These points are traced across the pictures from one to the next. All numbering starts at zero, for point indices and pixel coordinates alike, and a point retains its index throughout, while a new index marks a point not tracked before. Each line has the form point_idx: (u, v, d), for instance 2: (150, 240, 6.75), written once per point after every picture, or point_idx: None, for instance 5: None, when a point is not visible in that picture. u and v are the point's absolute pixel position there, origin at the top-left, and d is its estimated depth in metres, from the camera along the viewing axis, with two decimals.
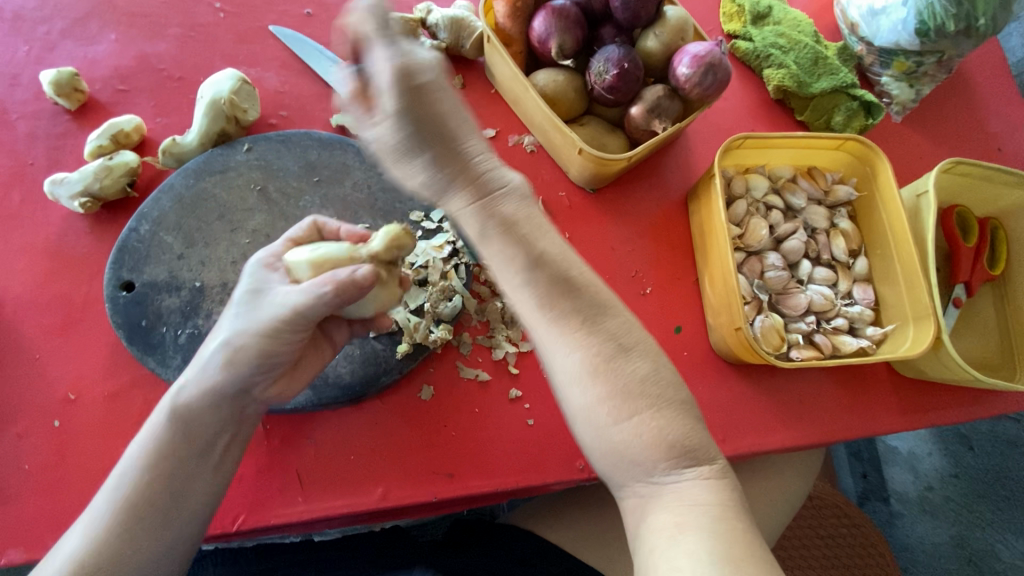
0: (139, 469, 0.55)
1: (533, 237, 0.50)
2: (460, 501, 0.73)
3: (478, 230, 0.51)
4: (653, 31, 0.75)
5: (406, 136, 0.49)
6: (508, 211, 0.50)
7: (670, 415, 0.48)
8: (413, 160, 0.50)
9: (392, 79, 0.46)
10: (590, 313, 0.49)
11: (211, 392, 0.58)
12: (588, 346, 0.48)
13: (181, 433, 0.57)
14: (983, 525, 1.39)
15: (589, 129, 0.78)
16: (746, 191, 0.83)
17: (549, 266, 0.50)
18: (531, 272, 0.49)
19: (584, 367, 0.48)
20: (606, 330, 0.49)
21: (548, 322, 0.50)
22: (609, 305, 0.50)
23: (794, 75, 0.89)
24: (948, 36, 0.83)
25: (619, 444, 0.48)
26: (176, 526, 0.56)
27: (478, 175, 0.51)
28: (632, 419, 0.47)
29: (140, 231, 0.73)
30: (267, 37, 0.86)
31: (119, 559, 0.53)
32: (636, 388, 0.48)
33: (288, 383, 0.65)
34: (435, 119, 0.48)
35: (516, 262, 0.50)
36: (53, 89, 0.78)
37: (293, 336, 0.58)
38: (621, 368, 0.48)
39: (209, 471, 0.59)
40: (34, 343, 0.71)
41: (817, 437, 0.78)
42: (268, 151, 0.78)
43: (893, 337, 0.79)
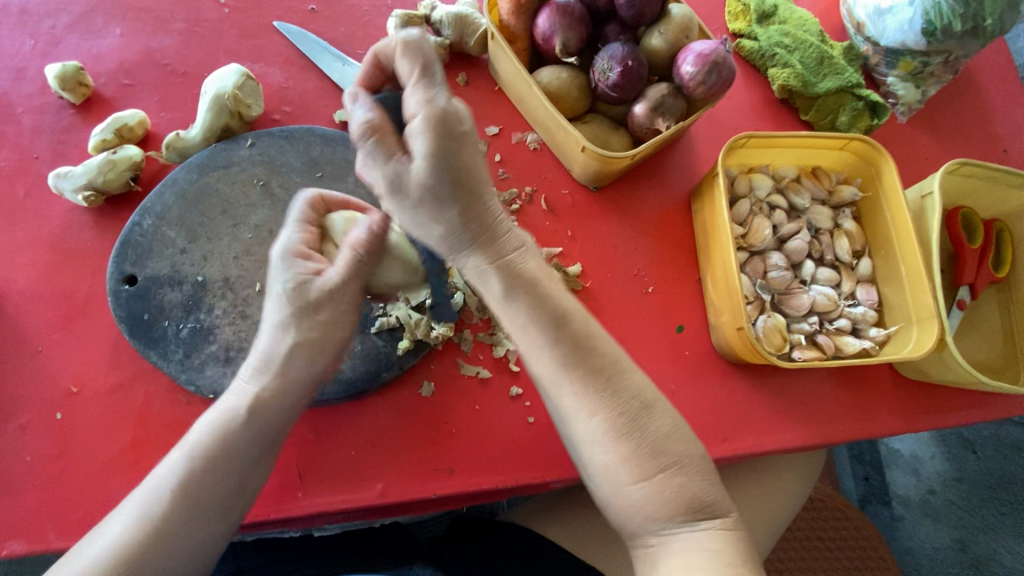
0: (195, 458, 0.57)
1: (553, 304, 0.56)
2: (460, 498, 0.73)
3: (502, 291, 0.57)
4: (658, 29, 0.75)
5: (433, 185, 0.51)
6: (529, 277, 0.57)
7: (687, 470, 0.53)
8: (439, 211, 0.53)
9: (427, 124, 0.49)
10: (612, 377, 0.55)
11: (275, 386, 0.60)
12: (610, 410, 0.53)
13: (250, 430, 0.59)
14: (985, 529, 1.38)
15: (592, 127, 0.78)
16: (750, 190, 0.82)
17: (572, 332, 0.55)
18: (555, 338, 0.55)
19: (607, 428, 0.53)
20: (629, 393, 0.54)
21: (572, 387, 0.54)
22: (625, 363, 0.56)
23: (799, 75, 0.89)
24: (955, 36, 0.82)
25: (637, 498, 0.53)
26: (229, 516, 0.58)
27: (501, 243, 0.57)
28: (655, 477, 0.52)
29: (144, 225, 0.73)
30: (271, 33, 0.87)
31: (176, 548, 0.54)
32: (658, 448, 0.53)
33: (336, 366, 0.67)
34: (462, 170, 0.52)
35: (541, 328, 0.55)
36: (59, 83, 0.78)
37: (341, 314, 0.63)
38: (643, 429, 0.53)
39: (265, 462, 0.61)
40: (37, 335, 0.72)
41: (819, 438, 0.78)
42: (271, 146, 0.78)
43: (897, 338, 0.78)
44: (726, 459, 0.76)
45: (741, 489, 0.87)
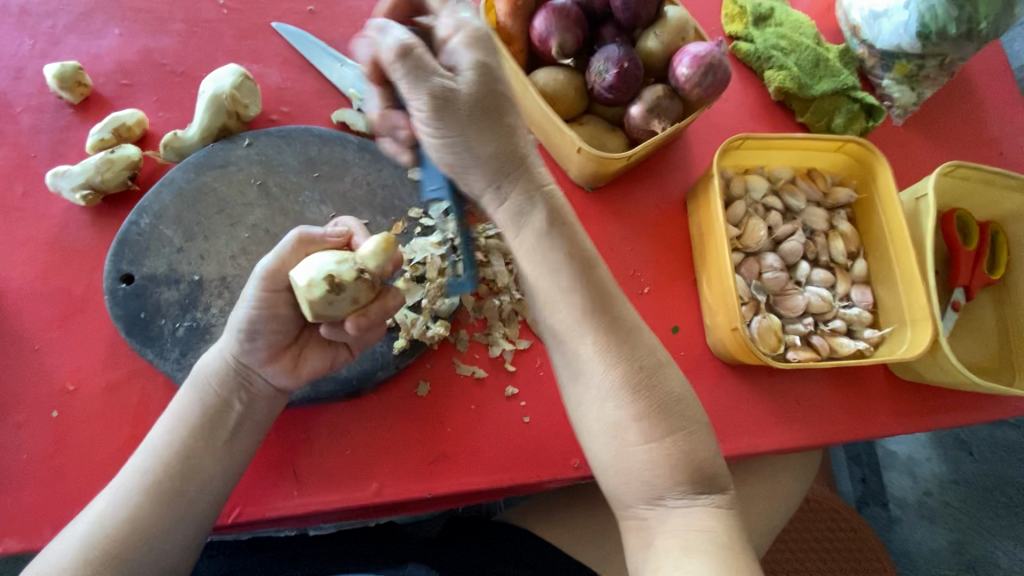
0: (165, 437, 0.61)
1: (583, 255, 0.56)
2: (455, 498, 0.73)
3: (541, 227, 0.56)
4: (653, 31, 0.75)
5: (482, 94, 0.53)
6: (562, 224, 0.57)
7: (692, 435, 0.54)
8: (483, 124, 0.54)
9: (468, 40, 0.53)
10: (629, 332, 0.56)
11: (223, 366, 0.64)
12: (626, 363, 0.54)
13: (202, 403, 0.63)
14: (981, 531, 1.38)
15: (588, 128, 0.78)
16: (745, 192, 0.82)
17: (595, 280, 0.56)
18: (583, 284, 0.55)
19: (621, 383, 0.54)
20: (645, 350, 0.56)
21: (594, 338, 0.55)
22: (641, 321, 0.58)
23: (795, 77, 0.90)
24: (950, 39, 0.83)
25: (640, 462, 0.53)
26: (184, 501, 0.58)
27: (538, 175, 0.58)
28: (663, 440, 0.53)
29: (141, 224, 0.74)
30: (269, 33, 0.87)
31: (130, 526, 0.56)
32: (668, 410, 0.54)
33: (290, 366, 0.66)
34: (502, 85, 0.55)
35: (569, 272, 0.56)
36: (57, 83, 0.78)
37: (275, 299, 0.63)
38: (655, 389, 0.54)
39: (221, 443, 0.62)
40: (34, 334, 0.72)
41: (813, 438, 0.78)
42: (268, 146, 0.79)
43: (891, 339, 0.78)
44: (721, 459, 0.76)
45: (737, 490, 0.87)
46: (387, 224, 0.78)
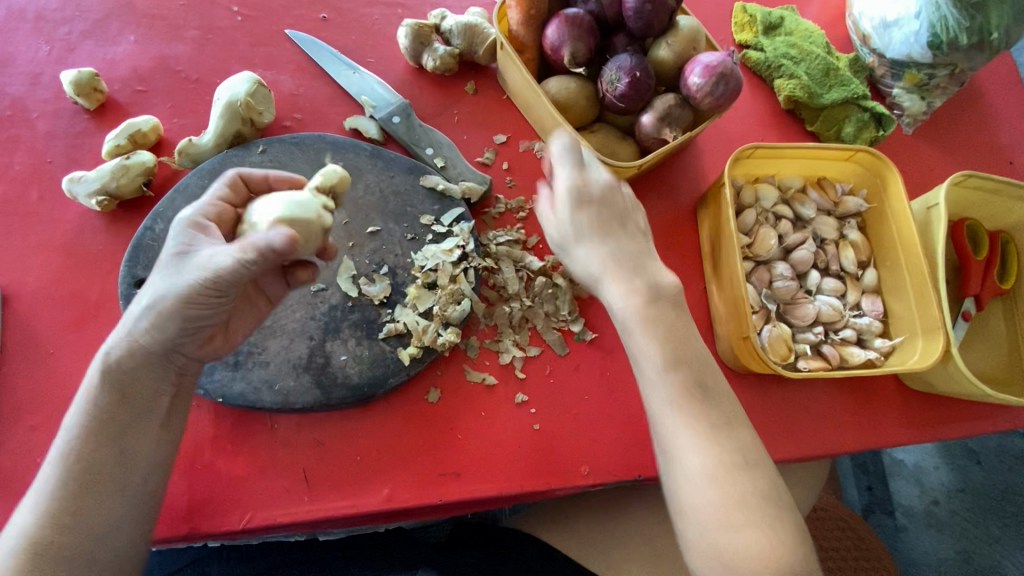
0: (86, 429, 0.57)
1: (681, 349, 0.59)
2: (466, 504, 0.73)
3: (632, 319, 0.59)
4: (665, 40, 0.76)
5: (603, 200, 0.63)
6: (649, 312, 0.59)
7: (779, 523, 0.55)
8: (599, 224, 0.62)
9: (568, 161, 0.63)
10: (723, 426, 0.58)
11: (141, 352, 0.58)
12: (715, 452, 0.56)
13: (125, 394, 0.58)
14: (990, 541, 1.37)
15: (599, 136, 0.78)
16: (756, 200, 0.82)
17: (688, 377, 0.59)
18: (676, 379, 0.58)
19: (709, 469, 0.56)
20: (735, 445, 0.57)
21: (687, 425, 0.57)
22: (743, 418, 0.60)
23: (805, 86, 0.90)
24: (961, 49, 0.83)
25: (724, 548, 0.54)
26: (131, 490, 0.57)
27: (648, 270, 0.61)
28: (745, 531, 0.54)
29: (155, 230, 0.74)
30: (283, 40, 0.88)
31: (76, 526, 0.54)
32: (750, 502, 0.55)
33: (220, 341, 0.64)
34: (610, 195, 0.63)
35: (659, 365, 0.59)
36: (73, 89, 0.79)
37: (218, 300, 0.58)
38: (741, 481, 0.56)
39: (156, 428, 0.60)
40: (49, 337, 0.72)
41: (823, 447, 0.78)
42: (282, 153, 0.79)
43: (902, 349, 0.78)
44: None
45: None
46: (399, 231, 0.79)
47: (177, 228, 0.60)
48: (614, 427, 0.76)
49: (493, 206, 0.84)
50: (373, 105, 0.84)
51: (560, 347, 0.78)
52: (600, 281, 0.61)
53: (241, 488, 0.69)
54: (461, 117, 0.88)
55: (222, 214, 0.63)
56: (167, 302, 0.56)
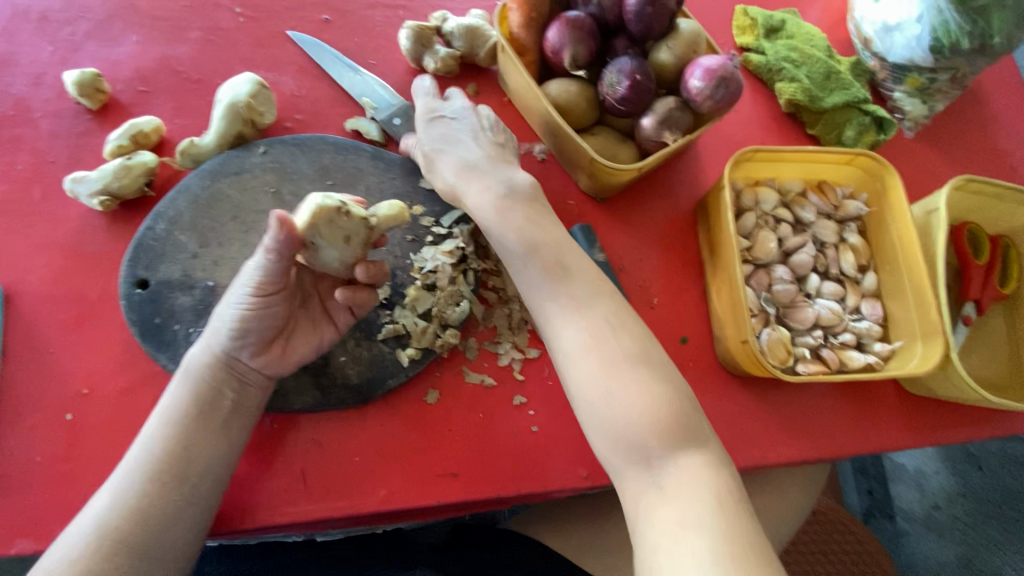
0: (163, 427, 0.63)
1: (549, 245, 0.68)
2: (463, 506, 0.74)
3: (515, 230, 0.69)
4: (666, 44, 0.76)
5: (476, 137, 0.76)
6: (535, 244, 0.68)
7: (664, 394, 0.61)
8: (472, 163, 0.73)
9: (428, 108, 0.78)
10: (613, 326, 0.64)
11: (213, 359, 0.66)
12: (598, 339, 0.63)
13: (196, 393, 0.65)
14: (991, 546, 1.37)
15: (599, 139, 0.79)
16: (756, 203, 0.82)
17: (571, 278, 0.67)
18: (567, 286, 0.66)
19: (599, 358, 0.62)
20: (627, 336, 0.64)
21: (584, 329, 0.64)
22: (630, 317, 0.66)
23: (806, 89, 0.90)
24: (963, 53, 0.83)
25: (621, 421, 0.60)
26: (189, 487, 0.62)
27: (516, 184, 0.73)
28: (637, 398, 0.60)
29: (156, 230, 0.75)
30: (284, 42, 0.88)
31: (140, 516, 0.59)
32: (645, 380, 0.61)
33: (278, 355, 0.68)
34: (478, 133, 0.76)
35: (543, 271, 0.67)
36: (76, 89, 0.79)
37: (268, 304, 0.65)
38: (634, 367, 0.62)
39: (218, 433, 0.65)
40: (50, 337, 0.73)
41: (822, 451, 0.78)
42: (283, 154, 0.80)
43: (901, 354, 0.78)
44: None
45: None
46: (398, 232, 0.79)
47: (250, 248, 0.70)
48: None
49: None
50: (373, 107, 0.84)
51: None
52: (482, 209, 0.71)
53: (240, 488, 0.69)
54: None
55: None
56: (233, 311, 0.65)
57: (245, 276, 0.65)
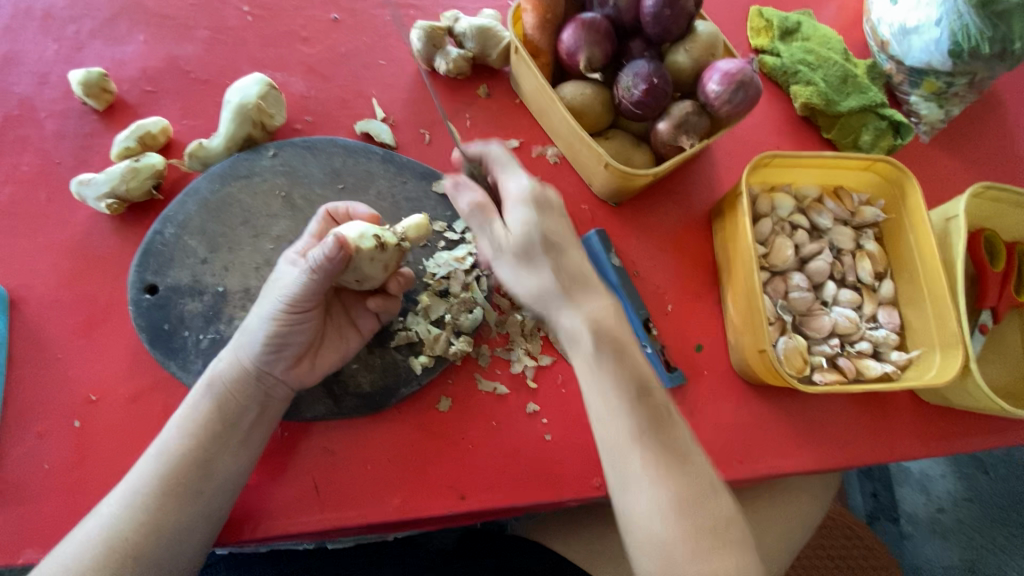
0: (181, 436, 0.63)
1: (635, 382, 0.56)
2: (476, 515, 0.73)
3: (593, 360, 0.56)
4: (683, 47, 0.75)
5: (531, 238, 0.57)
6: (613, 342, 0.56)
7: (730, 546, 0.53)
8: (532, 263, 0.57)
9: (529, 198, 0.59)
10: (682, 458, 0.55)
11: (240, 369, 0.65)
12: (677, 485, 0.54)
13: (218, 403, 0.64)
14: (995, 550, 1.37)
15: (615, 143, 0.77)
16: (772, 209, 0.81)
17: (650, 404, 0.56)
18: (633, 409, 0.55)
19: (647, 465, 0.54)
20: (696, 475, 0.55)
21: (642, 454, 0.55)
22: (695, 447, 0.57)
23: (822, 93, 0.89)
24: (982, 58, 0.82)
25: (663, 543, 0.53)
26: (203, 500, 0.61)
27: (584, 305, 0.57)
28: (688, 539, 0.53)
29: (165, 234, 0.73)
30: (294, 42, 0.87)
31: (151, 525, 0.58)
32: (703, 528, 0.53)
33: (307, 370, 0.68)
34: (547, 234, 0.58)
35: (621, 394, 0.55)
36: (82, 89, 0.78)
37: (300, 319, 0.65)
38: (702, 507, 0.54)
39: (235, 445, 0.64)
40: (57, 342, 0.72)
41: (837, 461, 0.77)
42: (294, 157, 0.78)
43: (918, 363, 0.77)
44: (743, 479, 0.75)
45: (758, 510, 0.85)
46: None
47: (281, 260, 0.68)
48: None
49: None
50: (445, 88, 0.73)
51: None
52: (552, 305, 0.57)
53: (251, 496, 0.68)
54: (473, 121, 0.86)
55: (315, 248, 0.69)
56: (263, 325, 0.64)
57: (280, 291, 0.64)
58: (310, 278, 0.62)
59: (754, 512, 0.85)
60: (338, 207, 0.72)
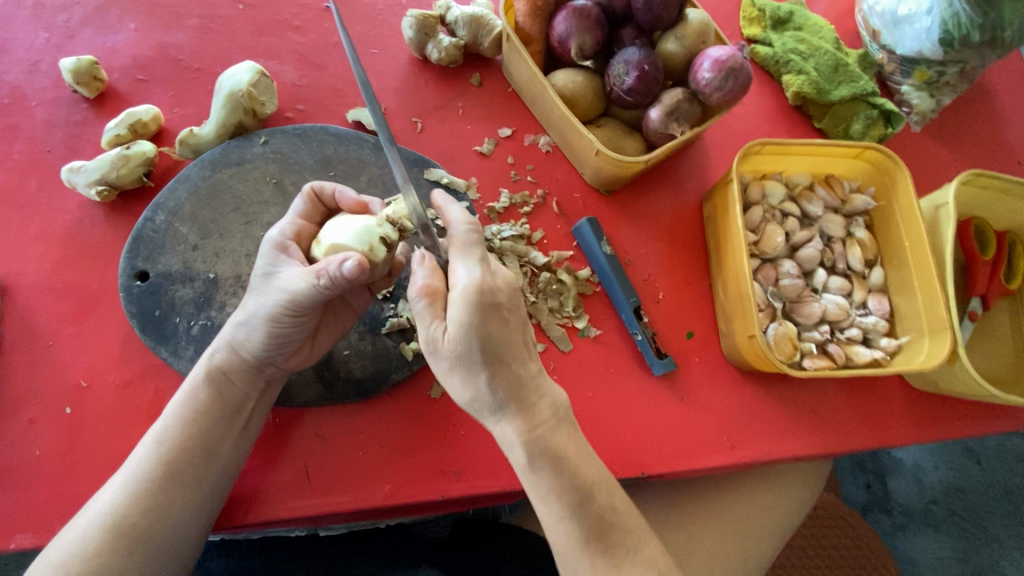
0: (179, 426, 0.62)
1: (577, 490, 0.58)
2: (468, 501, 0.73)
3: (532, 460, 0.57)
4: (674, 34, 0.75)
5: (465, 349, 0.53)
6: (550, 457, 0.57)
7: None
8: (473, 370, 0.55)
9: (463, 298, 0.53)
10: (629, 550, 0.59)
11: (239, 359, 0.64)
12: None
13: (219, 394, 0.64)
14: (989, 540, 1.38)
15: (606, 130, 0.77)
16: (763, 197, 0.82)
17: (591, 506, 0.58)
18: (575, 513, 0.58)
19: (592, 563, 0.58)
20: (645, 566, 0.59)
21: (591, 560, 0.58)
22: (640, 539, 0.60)
23: (814, 81, 0.89)
24: (973, 46, 0.82)
25: None
26: (206, 487, 0.62)
27: (530, 409, 0.57)
28: None
29: (156, 221, 0.73)
30: (286, 31, 0.86)
31: (154, 512, 0.59)
32: None
33: (306, 354, 0.68)
34: (488, 336, 0.53)
35: (564, 500, 0.57)
36: (73, 77, 0.78)
37: (300, 321, 0.62)
38: None
39: (236, 434, 0.65)
40: (48, 329, 0.72)
41: (826, 446, 0.78)
42: (285, 144, 0.78)
43: (908, 349, 0.78)
44: (732, 466, 0.76)
45: (748, 496, 0.86)
46: None
47: (267, 247, 0.63)
48: (616, 425, 0.75)
49: (496, 201, 0.83)
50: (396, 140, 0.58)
51: (564, 344, 0.77)
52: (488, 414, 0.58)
53: (246, 482, 0.69)
54: (465, 110, 0.86)
55: (301, 232, 0.66)
56: (263, 325, 0.61)
57: (280, 293, 0.60)
58: (319, 291, 0.58)
59: (744, 499, 0.85)
60: (324, 186, 0.66)
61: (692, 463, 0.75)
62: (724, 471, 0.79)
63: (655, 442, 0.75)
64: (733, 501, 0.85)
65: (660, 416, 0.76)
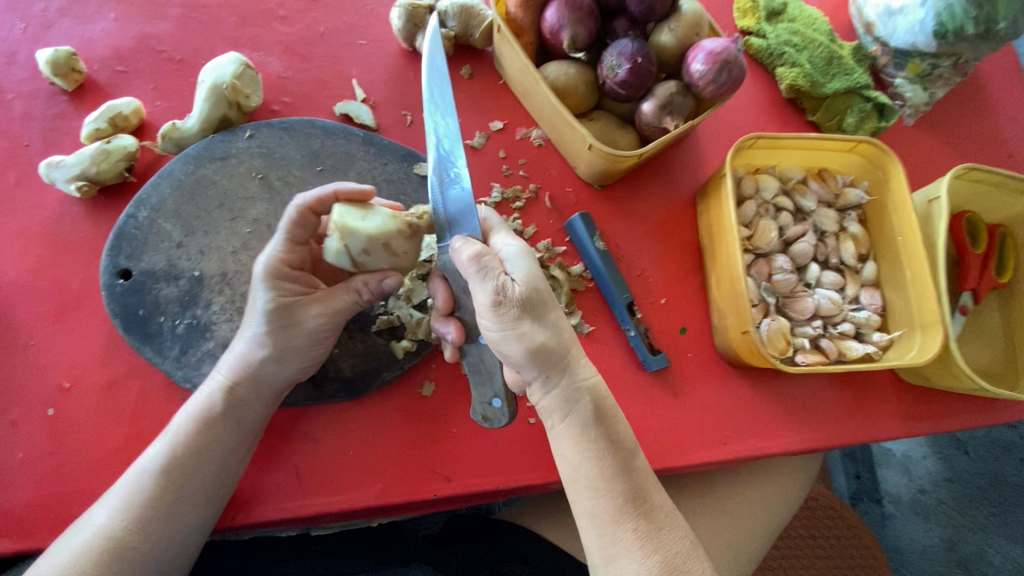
0: (185, 443, 0.61)
1: (625, 443, 0.60)
2: (460, 500, 0.72)
3: (591, 414, 0.58)
4: (668, 25, 0.73)
5: (531, 298, 0.55)
6: (604, 410, 0.59)
7: None
8: (538, 321, 0.55)
9: (522, 255, 0.58)
10: (666, 515, 0.60)
11: (252, 381, 0.64)
12: (666, 549, 0.58)
13: (233, 415, 0.64)
14: (975, 529, 1.40)
15: (599, 124, 0.77)
16: (756, 191, 0.81)
17: (636, 463, 0.61)
18: (622, 471, 0.59)
19: (637, 527, 0.58)
20: (679, 532, 0.60)
21: (634, 526, 0.58)
22: (670, 505, 0.62)
23: (807, 74, 0.88)
24: (967, 39, 0.81)
25: None
26: (209, 500, 0.62)
27: (582, 368, 0.59)
28: None
29: (139, 217, 0.72)
30: (271, 21, 0.84)
31: (158, 530, 0.58)
32: (677, 564, 0.58)
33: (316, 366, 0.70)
34: (546, 289, 0.57)
35: (616, 457, 0.59)
36: (50, 68, 0.75)
37: (320, 338, 0.65)
38: (693, 568, 0.58)
39: (245, 449, 0.65)
40: (28, 328, 0.70)
41: (817, 440, 0.78)
42: (270, 138, 0.76)
43: (899, 343, 0.78)
44: (723, 461, 0.76)
45: (740, 489, 0.86)
46: None
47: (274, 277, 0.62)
48: None
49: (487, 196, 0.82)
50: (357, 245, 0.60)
51: None
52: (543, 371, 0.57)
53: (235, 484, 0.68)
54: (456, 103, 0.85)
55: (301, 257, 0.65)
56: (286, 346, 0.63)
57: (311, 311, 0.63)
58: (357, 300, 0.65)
59: (736, 494, 0.86)
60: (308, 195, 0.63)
61: (684, 459, 0.75)
62: (715, 466, 0.79)
63: (647, 439, 0.75)
64: (725, 493, 0.85)
65: (652, 412, 0.76)
